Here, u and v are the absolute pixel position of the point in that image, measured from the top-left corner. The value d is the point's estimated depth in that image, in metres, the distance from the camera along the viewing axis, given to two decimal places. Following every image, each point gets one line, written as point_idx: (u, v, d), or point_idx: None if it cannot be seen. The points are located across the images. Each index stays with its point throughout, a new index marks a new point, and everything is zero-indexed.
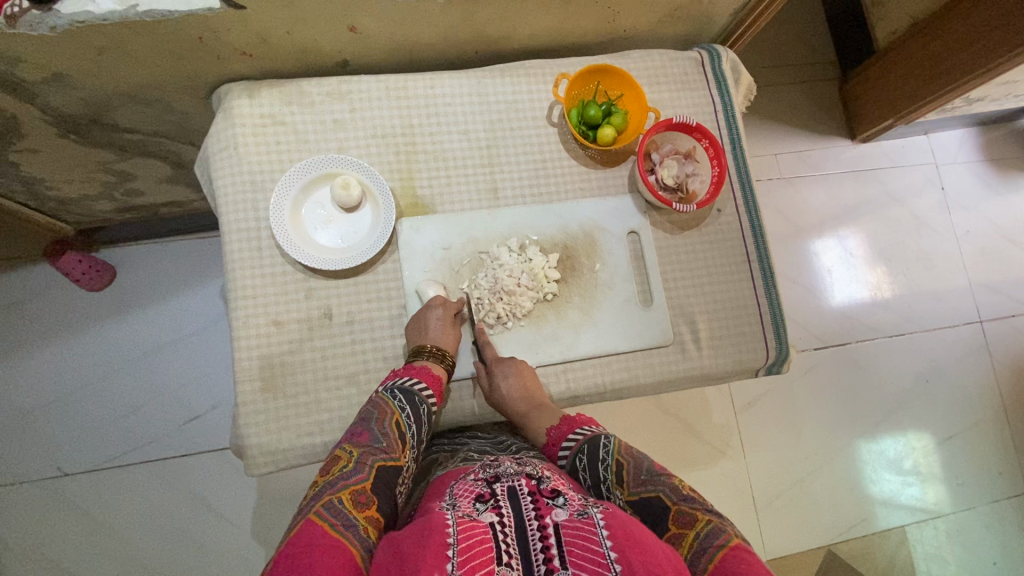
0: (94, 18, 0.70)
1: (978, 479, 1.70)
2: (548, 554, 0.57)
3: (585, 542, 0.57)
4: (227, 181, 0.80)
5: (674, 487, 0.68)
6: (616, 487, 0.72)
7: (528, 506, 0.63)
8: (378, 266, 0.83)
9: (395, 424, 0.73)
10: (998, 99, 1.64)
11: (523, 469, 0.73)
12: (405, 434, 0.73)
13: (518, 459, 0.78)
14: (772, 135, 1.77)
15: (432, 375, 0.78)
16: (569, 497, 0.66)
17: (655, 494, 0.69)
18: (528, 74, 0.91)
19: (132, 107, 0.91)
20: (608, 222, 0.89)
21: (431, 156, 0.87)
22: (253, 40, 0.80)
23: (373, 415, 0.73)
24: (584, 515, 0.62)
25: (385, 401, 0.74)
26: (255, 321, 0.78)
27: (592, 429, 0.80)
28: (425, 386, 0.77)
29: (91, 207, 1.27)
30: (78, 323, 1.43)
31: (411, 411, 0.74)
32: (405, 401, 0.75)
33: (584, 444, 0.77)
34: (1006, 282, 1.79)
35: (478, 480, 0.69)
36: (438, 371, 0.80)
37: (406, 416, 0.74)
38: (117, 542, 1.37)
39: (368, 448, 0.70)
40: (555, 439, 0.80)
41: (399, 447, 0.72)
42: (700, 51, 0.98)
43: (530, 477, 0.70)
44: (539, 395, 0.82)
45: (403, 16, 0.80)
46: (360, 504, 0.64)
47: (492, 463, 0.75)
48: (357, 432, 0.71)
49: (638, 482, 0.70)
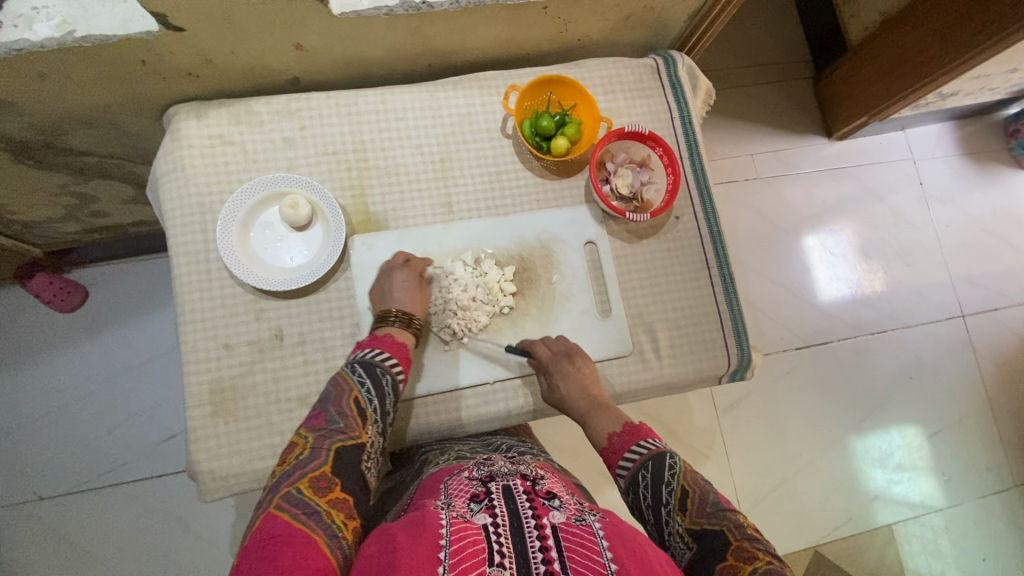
0: (30, 45, 0.69)
1: (966, 474, 1.69)
2: (548, 556, 0.55)
3: (583, 548, 0.56)
4: (175, 204, 0.80)
5: (739, 523, 0.64)
6: (678, 513, 0.68)
7: (524, 506, 0.62)
8: (330, 284, 0.82)
9: (353, 401, 0.71)
10: (971, 93, 1.64)
11: (519, 469, 0.74)
12: (366, 410, 0.71)
13: (512, 459, 0.78)
14: (747, 136, 1.77)
15: (398, 343, 0.77)
16: (565, 502, 0.66)
17: (719, 526, 0.64)
18: (481, 86, 0.90)
19: (83, 131, 0.91)
20: (565, 234, 0.89)
21: (384, 172, 0.87)
22: (198, 61, 0.80)
23: (330, 395, 0.71)
24: (581, 522, 0.61)
25: (343, 378, 0.73)
26: (205, 345, 0.77)
27: (657, 445, 0.74)
28: (388, 356, 0.75)
29: (58, 229, 1.26)
30: (51, 346, 1.42)
31: (371, 384, 0.73)
32: (364, 374, 0.73)
33: (647, 461, 0.72)
34: (987, 276, 1.79)
35: (473, 479, 0.69)
36: (404, 335, 0.78)
37: (365, 391, 0.72)
38: (94, 565, 1.36)
39: (325, 430, 0.68)
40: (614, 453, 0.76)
41: (358, 425, 0.70)
42: (655, 57, 0.98)
43: (525, 478, 0.70)
44: (598, 394, 0.81)
45: (348, 32, 0.80)
46: (320, 489, 0.62)
47: (486, 461, 0.76)
48: (313, 416, 0.69)
49: (703, 513, 0.66)
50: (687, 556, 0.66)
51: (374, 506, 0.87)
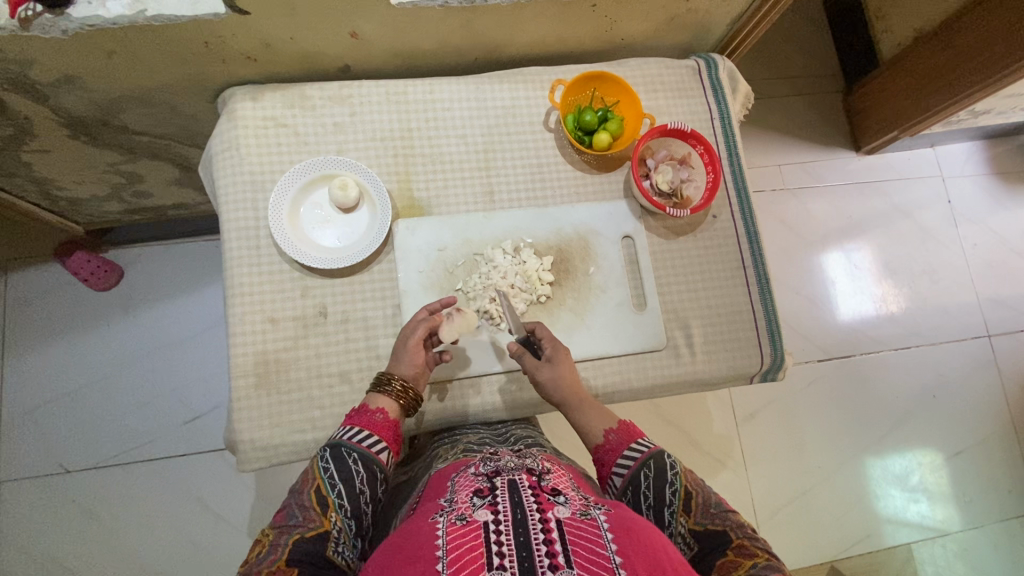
0: (103, 21, 0.72)
1: (988, 497, 1.66)
2: (553, 550, 0.55)
3: (588, 544, 0.57)
4: (229, 181, 0.82)
5: (739, 522, 0.69)
6: (681, 514, 0.72)
7: (529, 500, 0.62)
8: (373, 266, 0.84)
9: (314, 491, 0.70)
10: (1004, 112, 1.63)
11: (525, 462, 0.73)
12: (328, 497, 0.70)
13: (518, 452, 0.78)
14: (775, 146, 1.77)
15: (388, 419, 0.76)
16: (571, 496, 0.66)
17: (721, 526, 0.69)
18: (527, 80, 0.92)
19: (140, 110, 0.94)
20: (603, 227, 0.90)
21: (428, 159, 0.89)
22: (257, 45, 0.83)
23: (296, 488, 0.71)
24: (587, 515, 0.61)
25: (309, 468, 0.72)
26: (251, 318, 0.79)
27: (651, 445, 0.77)
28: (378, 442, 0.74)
29: (101, 208, 1.30)
30: (87, 323, 1.45)
31: (336, 471, 0.71)
32: (331, 460, 0.72)
33: (649, 459, 0.75)
34: (1015, 297, 1.77)
35: (479, 475, 0.69)
36: (391, 406, 0.76)
37: (329, 478, 0.71)
38: (116, 539, 1.38)
39: (285, 526, 0.67)
40: (611, 456, 0.78)
41: (319, 514, 0.68)
42: (696, 60, 0.99)
43: (530, 472, 0.70)
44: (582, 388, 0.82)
45: (403, 22, 0.82)
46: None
47: (492, 455, 0.76)
48: (279, 511, 0.70)
49: (706, 513, 0.71)
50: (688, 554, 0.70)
51: (392, 494, 0.89)
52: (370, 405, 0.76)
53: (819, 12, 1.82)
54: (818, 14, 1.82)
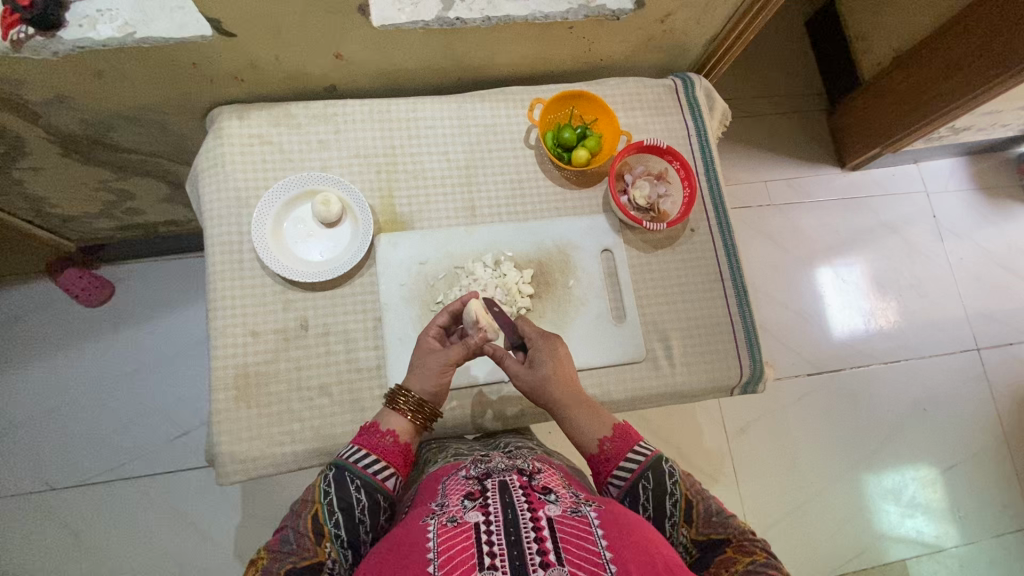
0: (94, 43, 0.74)
1: (982, 511, 1.65)
2: (544, 547, 0.56)
3: (579, 541, 0.57)
4: (214, 197, 0.84)
5: (739, 525, 0.72)
6: (683, 524, 0.74)
7: (520, 500, 0.63)
8: (355, 280, 0.85)
9: (312, 518, 0.70)
10: (985, 128, 1.66)
11: (515, 463, 0.75)
12: (325, 526, 0.70)
13: (508, 454, 0.79)
14: (760, 162, 1.80)
15: (398, 443, 0.75)
16: (561, 495, 0.67)
17: (721, 533, 0.72)
18: (507, 99, 0.95)
19: (130, 128, 0.96)
20: (582, 240, 0.92)
21: (411, 175, 0.90)
22: (244, 66, 0.85)
23: (295, 509, 0.72)
24: (577, 513, 0.62)
25: (311, 489, 0.72)
26: (233, 331, 0.80)
27: (651, 449, 0.77)
28: (385, 468, 0.74)
29: (92, 225, 1.32)
30: (77, 339, 1.46)
31: (336, 497, 0.71)
32: (333, 485, 0.71)
33: (648, 470, 0.74)
34: (1003, 310, 1.78)
35: (470, 478, 0.70)
36: (403, 428, 0.76)
37: (328, 504, 0.70)
38: (99, 558, 1.36)
39: (279, 552, 0.68)
40: (614, 454, 0.77)
41: (314, 545, 0.69)
42: (673, 79, 1.02)
43: (521, 473, 0.71)
44: (580, 389, 0.80)
45: (385, 43, 0.85)
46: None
47: (484, 458, 0.77)
48: (276, 533, 0.70)
49: (707, 521, 0.73)
50: (688, 559, 0.73)
51: None
52: (381, 426, 0.76)
53: (799, 33, 1.87)
54: (799, 35, 1.87)
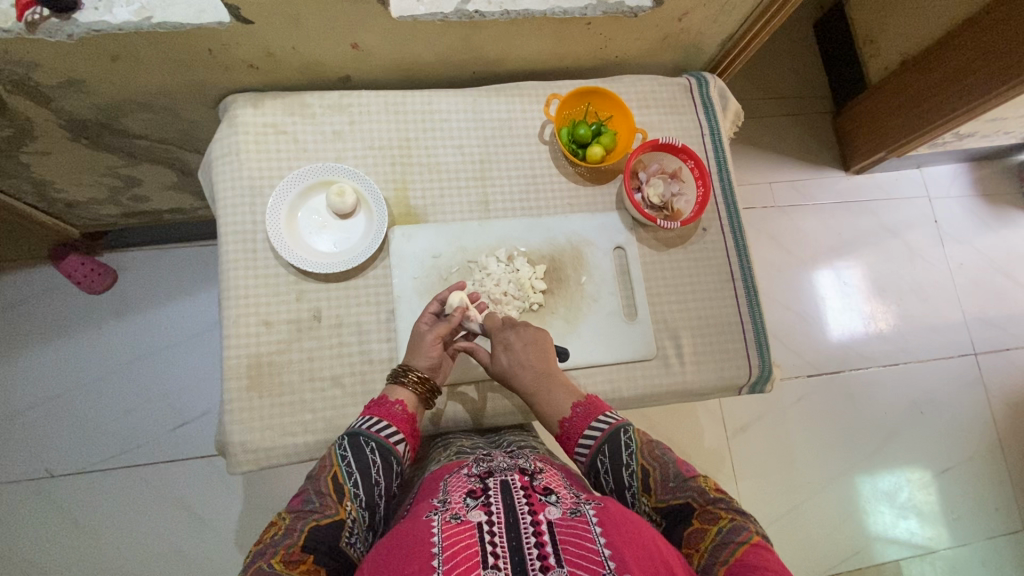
0: (109, 27, 0.74)
1: (975, 514, 1.67)
2: (544, 551, 0.56)
3: (579, 541, 0.58)
4: (227, 185, 0.84)
5: (698, 489, 0.70)
6: (642, 494, 0.73)
7: (521, 502, 0.63)
8: (369, 271, 0.85)
9: (332, 478, 0.71)
10: (989, 135, 1.68)
11: (517, 462, 0.75)
12: (344, 486, 0.71)
13: (511, 454, 0.80)
14: (766, 164, 1.81)
15: (406, 411, 0.77)
16: (562, 495, 0.68)
17: (682, 499, 0.70)
18: (523, 94, 0.95)
19: (142, 114, 0.95)
20: (595, 238, 0.92)
21: (425, 168, 0.90)
22: (260, 54, 0.84)
23: (314, 473, 0.72)
24: (577, 514, 0.62)
25: (328, 455, 0.74)
26: (245, 321, 0.79)
27: (614, 418, 0.77)
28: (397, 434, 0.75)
29: (98, 211, 1.31)
30: (79, 326, 1.45)
31: (353, 459, 0.72)
32: (349, 448, 0.73)
33: (603, 444, 0.75)
34: (1000, 316, 1.80)
35: (472, 476, 0.71)
36: (409, 399, 0.78)
37: (346, 466, 0.72)
38: (100, 545, 1.36)
39: (302, 511, 0.68)
40: (575, 429, 0.77)
41: (336, 502, 0.70)
42: (688, 77, 1.02)
43: (523, 473, 0.72)
44: (547, 371, 0.80)
45: (403, 35, 0.85)
46: (292, 563, 0.62)
47: (486, 457, 0.78)
48: (295, 496, 0.71)
49: (667, 488, 0.72)
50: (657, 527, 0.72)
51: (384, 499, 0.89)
52: (388, 398, 0.77)
53: (808, 34, 1.87)
54: (808, 37, 1.87)
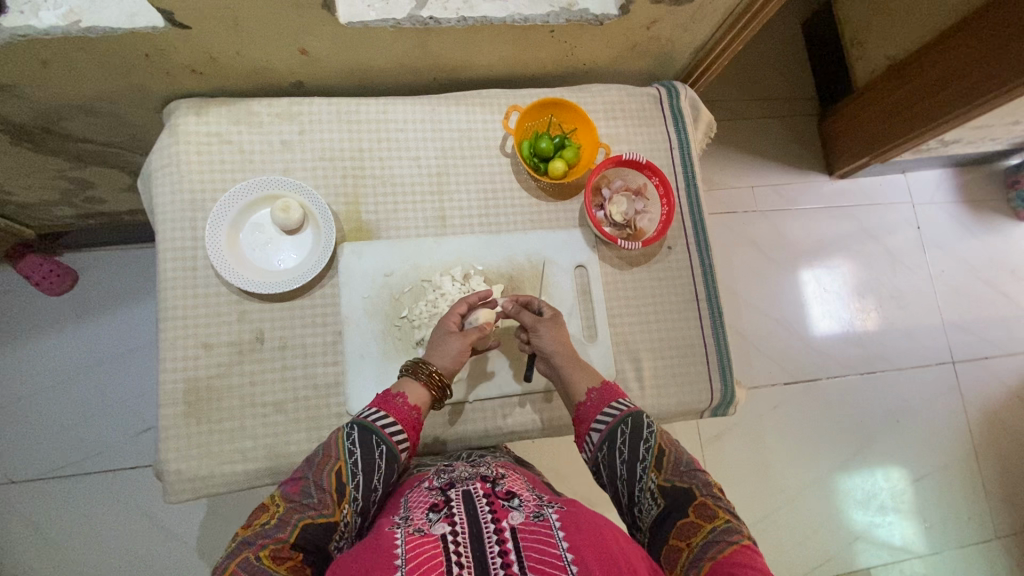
0: (35, 31, 0.69)
1: (947, 522, 1.67)
2: (507, 558, 0.54)
3: (541, 546, 0.55)
4: (166, 200, 0.80)
5: (707, 481, 0.68)
6: (652, 469, 0.69)
7: (484, 510, 0.61)
8: (315, 290, 0.81)
9: (335, 475, 0.68)
10: (974, 141, 1.65)
11: (479, 471, 0.72)
12: (345, 485, 0.67)
13: (472, 462, 0.76)
14: (749, 168, 1.78)
15: (417, 417, 0.74)
16: (525, 499, 0.66)
17: (689, 483, 0.68)
18: (485, 103, 0.91)
19: (83, 118, 0.90)
20: (556, 256, 0.89)
21: (379, 181, 0.86)
22: (203, 59, 0.80)
23: (316, 461, 0.69)
24: (540, 517, 0.60)
25: (336, 444, 0.70)
26: (183, 343, 0.76)
27: (630, 405, 0.75)
28: (402, 437, 0.71)
29: (53, 212, 1.26)
30: (36, 330, 1.40)
31: (360, 456, 0.68)
32: (358, 442, 0.69)
33: (628, 416, 0.73)
34: (980, 323, 1.79)
35: (433, 489, 0.67)
36: (424, 402, 0.75)
37: (352, 463, 0.68)
38: (58, 553, 1.33)
39: (297, 504, 0.65)
40: (593, 408, 0.75)
41: (333, 502, 0.66)
42: (658, 87, 0.99)
43: (485, 480, 0.69)
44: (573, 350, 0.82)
45: (355, 41, 0.80)
46: (280, 559, 0.60)
47: (447, 468, 0.74)
48: (293, 481, 0.68)
49: (677, 470, 0.69)
50: (654, 508, 0.67)
51: None
52: (406, 397, 0.74)
53: (795, 35, 1.83)
54: (795, 38, 1.83)
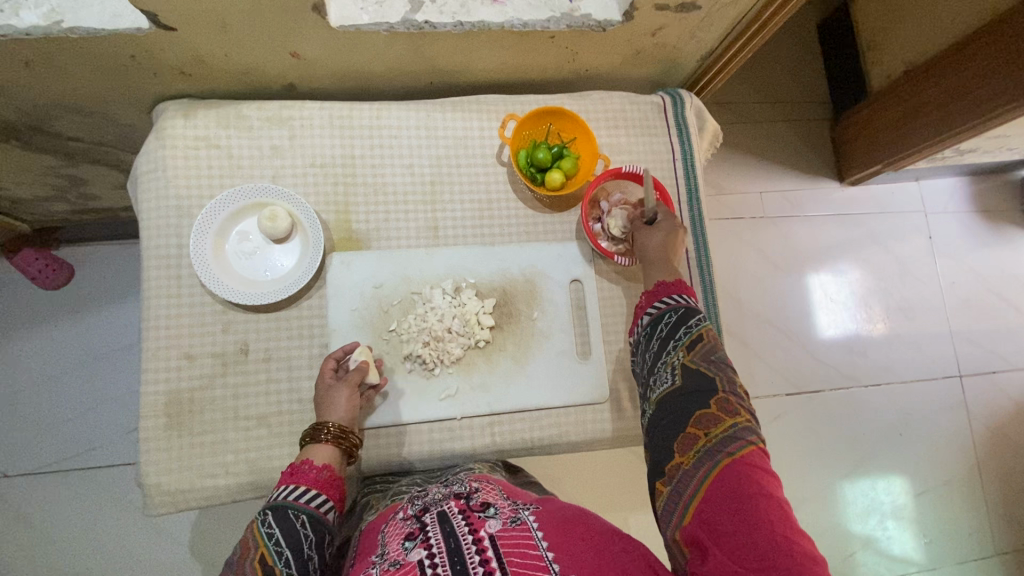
0: (15, 31, 0.67)
1: (948, 539, 1.64)
2: (487, 563, 0.53)
3: (521, 548, 0.55)
4: (152, 206, 0.78)
5: (733, 378, 0.67)
6: (682, 349, 0.71)
7: (460, 525, 0.59)
8: (302, 301, 0.80)
9: (259, 562, 0.62)
10: (991, 151, 1.60)
11: (452, 490, 0.69)
12: (274, 567, 0.62)
13: (446, 483, 0.74)
14: (757, 174, 1.73)
15: (332, 475, 0.70)
16: (500, 506, 0.64)
17: (715, 373, 0.67)
18: (482, 109, 0.88)
19: (71, 117, 0.88)
20: (550, 269, 0.86)
21: (371, 189, 0.84)
22: (190, 60, 0.78)
23: (236, 555, 0.63)
24: (518, 522, 0.59)
25: (251, 532, 0.64)
26: (166, 353, 0.75)
27: (688, 300, 0.76)
28: (324, 500, 0.67)
29: (46, 207, 1.25)
30: (30, 325, 1.40)
31: (281, 535, 0.63)
32: (275, 522, 0.64)
33: (679, 307, 0.75)
34: (989, 337, 1.75)
35: (408, 518, 0.64)
36: (334, 459, 0.71)
37: (274, 546, 0.62)
38: (51, 547, 1.34)
39: None
40: (666, 289, 0.77)
41: None
42: (663, 96, 0.95)
43: (459, 497, 0.66)
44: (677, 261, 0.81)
45: (348, 45, 0.78)
46: None
47: (420, 493, 0.72)
48: None
49: (707, 359, 0.69)
50: (672, 384, 0.69)
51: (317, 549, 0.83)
52: (313, 461, 0.69)
53: (809, 37, 1.78)
54: (809, 40, 1.78)
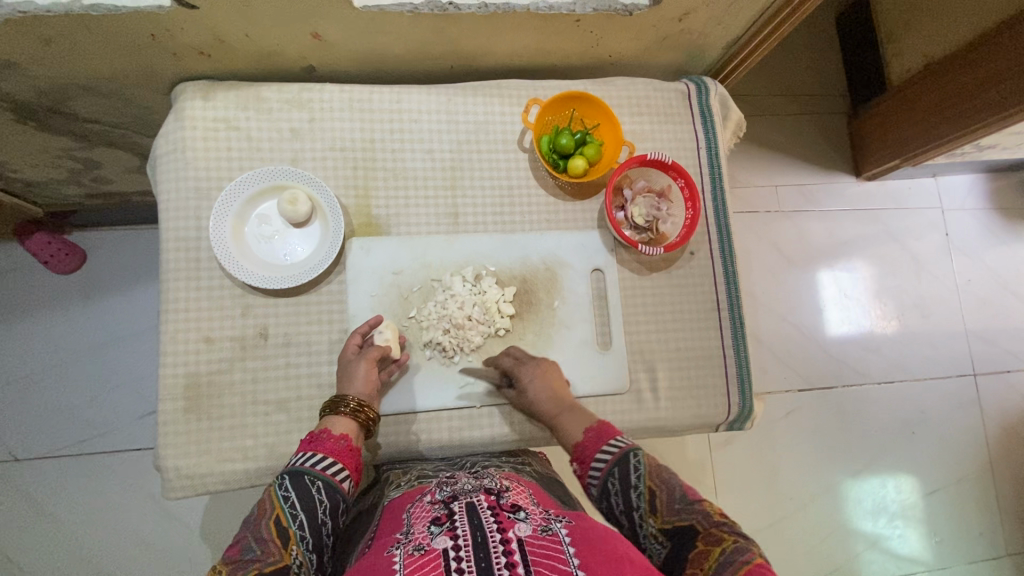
0: (36, 7, 0.66)
1: (958, 538, 1.63)
2: (514, 567, 0.51)
3: (551, 560, 0.53)
4: (171, 187, 0.77)
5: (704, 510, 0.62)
6: (648, 513, 0.64)
7: (489, 520, 0.58)
8: (322, 287, 0.79)
9: (274, 522, 0.62)
10: (1012, 148, 1.57)
11: (482, 483, 0.69)
12: (289, 529, 0.62)
13: (475, 474, 0.73)
14: (774, 167, 1.71)
15: (350, 445, 0.69)
16: (531, 511, 0.63)
17: (688, 521, 0.62)
18: (503, 95, 0.86)
19: (89, 98, 0.87)
20: (571, 257, 0.85)
21: (391, 174, 0.83)
22: (211, 40, 0.76)
23: (251, 515, 0.63)
24: (549, 532, 0.58)
25: (268, 494, 0.64)
26: (185, 337, 0.74)
27: (624, 442, 0.70)
28: (341, 467, 0.67)
29: (60, 191, 1.24)
30: (43, 309, 1.40)
31: (297, 497, 0.63)
32: (291, 487, 0.64)
33: (617, 460, 0.68)
34: (1005, 336, 1.73)
35: (436, 504, 0.64)
36: (352, 431, 0.70)
37: (290, 507, 0.62)
38: (62, 530, 1.34)
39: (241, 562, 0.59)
40: (586, 453, 0.71)
41: (280, 547, 0.60)
42: (687, 83, 0.93)
43: (488, 492, 0.65)
44: None
45: (370, 27, 0.76)
46: None
47: (449, 480, 0.71)
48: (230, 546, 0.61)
49: (671, 508, 0.63)
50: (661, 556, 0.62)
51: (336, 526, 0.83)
52: (331, 431, 0.69)
53: (829, 28, 1.75)
54: (829, 31, 1.75)
